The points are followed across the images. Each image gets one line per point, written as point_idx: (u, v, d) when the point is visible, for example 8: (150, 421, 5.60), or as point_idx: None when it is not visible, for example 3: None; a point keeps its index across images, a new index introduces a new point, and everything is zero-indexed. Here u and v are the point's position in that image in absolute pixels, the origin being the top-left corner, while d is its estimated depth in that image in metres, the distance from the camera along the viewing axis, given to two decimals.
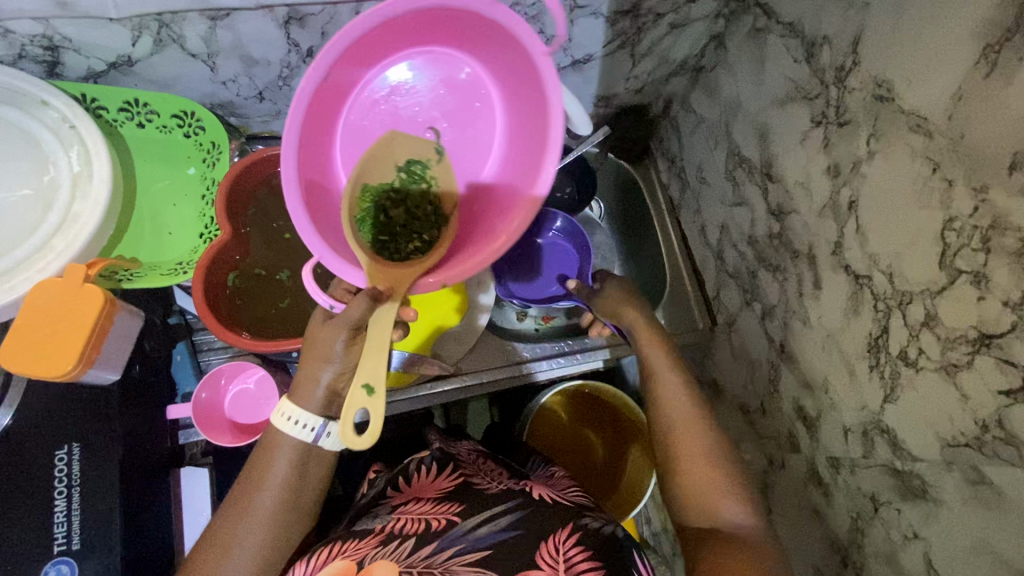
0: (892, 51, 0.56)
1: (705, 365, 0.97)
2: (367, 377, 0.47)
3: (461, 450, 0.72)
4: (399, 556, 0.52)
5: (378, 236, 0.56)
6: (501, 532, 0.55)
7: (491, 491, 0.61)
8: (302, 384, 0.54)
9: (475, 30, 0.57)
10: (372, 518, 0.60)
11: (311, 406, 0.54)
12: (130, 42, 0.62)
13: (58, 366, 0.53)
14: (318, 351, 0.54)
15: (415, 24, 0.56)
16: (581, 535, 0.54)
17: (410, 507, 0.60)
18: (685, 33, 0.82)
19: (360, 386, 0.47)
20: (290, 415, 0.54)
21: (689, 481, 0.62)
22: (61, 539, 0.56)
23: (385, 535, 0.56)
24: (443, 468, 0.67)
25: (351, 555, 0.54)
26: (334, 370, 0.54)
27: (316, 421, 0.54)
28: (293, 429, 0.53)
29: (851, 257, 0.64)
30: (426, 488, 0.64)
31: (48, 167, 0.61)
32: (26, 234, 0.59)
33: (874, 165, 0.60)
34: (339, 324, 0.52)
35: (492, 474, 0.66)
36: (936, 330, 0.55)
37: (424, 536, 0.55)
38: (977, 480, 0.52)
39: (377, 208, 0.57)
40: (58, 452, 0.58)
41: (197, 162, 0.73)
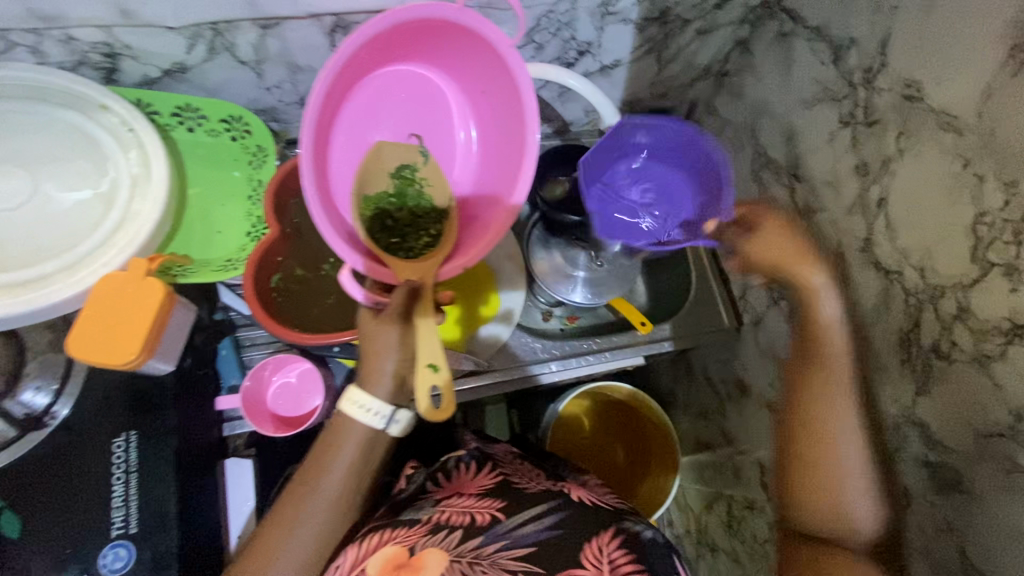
0: (920, 52, 0.58)
1: (730, 364, 0.97)
2: (430, 357, 0.52)
3: (498, 451, 0.73)
4: (449, 545, 0.55)
5: (390, 238, 0.61)
6: (544, 532, 0.55)
7: (532, 490, 0.61)
8: (371, 372, 0.56)
9: (442, 35, 0.63)
10: (418, 509, 0.61)
11: (381, 393, 0.56)
12: (185, 50, 0.66)
13: (122, 356, 0.56)
14: (373, 345, 0.56)
15: (391, 37, 0.61)
16: (625, 536, 0.55)
17: (454, 500, 0.61)
18: (711, 38, 0.84)
19: (427, 365, 0.52)
20: (361, 404, 0.56)
21: (828, 500, 0.57)
22: (120, 523, 0.58)
23: (432, 525, 0.57)
24: (483, 466, 0.67)
25: (402, 541, 0.56)
26: (396, 357, 0.55)
27: (386, 409, 0.56)
28: (363, 415, 0.56)
29: (881, 253, 0.66)
30: (467, 484, 0.64)
31: (107, 168, 0.64)
32: (87, 231, 0.62)
33: (903, 163, 0.62)
34: (391, 317, 0.55)
35: (531, 474, 0.67)
36: (969, 323, 0.56)
37: (471, 529, 0.56)
38: (1012, 468, 0.53)
39: (384, 212, 0.62)
40: (116, 440, 0.61)
41: (243, 165, 0.76)
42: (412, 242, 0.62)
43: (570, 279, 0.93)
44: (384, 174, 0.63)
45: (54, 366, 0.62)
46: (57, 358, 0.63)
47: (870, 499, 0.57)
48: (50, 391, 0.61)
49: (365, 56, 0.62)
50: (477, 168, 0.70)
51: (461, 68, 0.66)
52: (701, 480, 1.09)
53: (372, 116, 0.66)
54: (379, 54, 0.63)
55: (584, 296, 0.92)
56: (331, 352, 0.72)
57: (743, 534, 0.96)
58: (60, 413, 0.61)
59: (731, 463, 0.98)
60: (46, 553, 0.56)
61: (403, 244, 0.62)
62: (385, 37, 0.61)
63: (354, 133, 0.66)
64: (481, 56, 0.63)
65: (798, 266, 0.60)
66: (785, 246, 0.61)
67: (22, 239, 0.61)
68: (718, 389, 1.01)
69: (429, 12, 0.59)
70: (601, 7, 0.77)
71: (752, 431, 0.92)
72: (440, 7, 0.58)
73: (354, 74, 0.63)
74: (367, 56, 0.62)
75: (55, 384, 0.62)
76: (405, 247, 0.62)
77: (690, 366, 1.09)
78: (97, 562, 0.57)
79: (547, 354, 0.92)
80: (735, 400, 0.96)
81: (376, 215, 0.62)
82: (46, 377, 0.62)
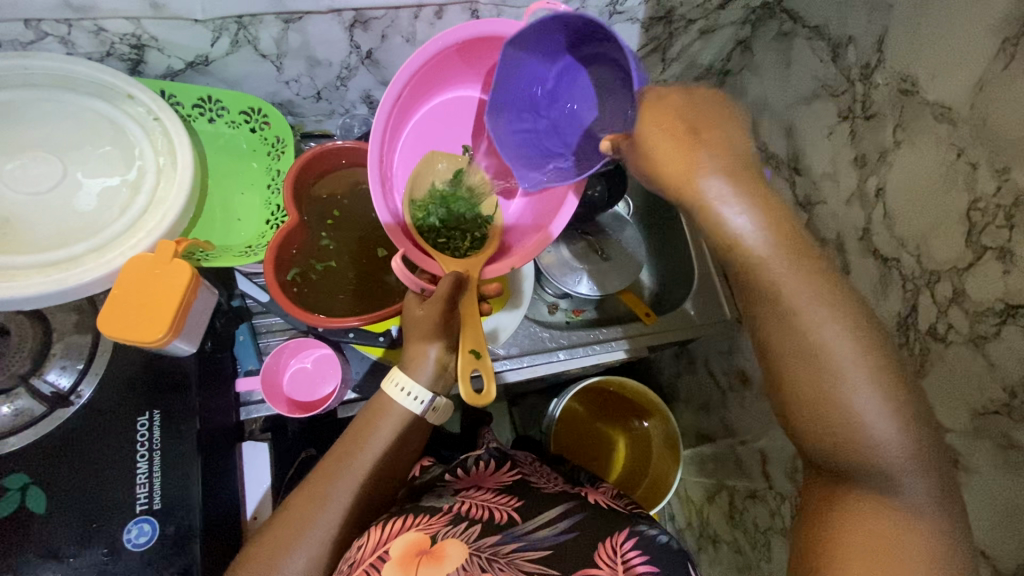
0: (917, 49, 0.61)
1: (732, 355, 0.99)
2: (472, 344, 0.59)
3: (517, 454, 0.75)
4: (467, 539, 0.55)
5: (437, 238, 0.68)
6: (561, 535, 0.57)
7: (549, 491, 0.64)
8: (414, 359, 0.62)
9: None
10: (437, 498, 0.62)
11: (422, 379, 0.61)
12: (209, 43, 0.68)
13: (150, 333, 0.59)
14: (420, 329, 0.61)
15: (465, 53, 0.66)
16: (639, 538, 0.57)
17: (472, 492, 0.63)
18: (713, 39, 0.87)
19: (470, 352, 0.58)
20: (402, 386, 0.62)
21: (829, 432, 0.44)
22: (144, 499, 0.60)
23: (453, 515, 0.58)
24: (501, 465, 0.70)
25: (424, 529, 0.56)
26: (439, 345, 0.61)
27: (426, 394, 0.62)
28: (405, 398, 0.61)
29: (879, 241, 0.68)
30: (485, 478, 0.67)
31: (134, 157, 0.66)
32: (114, 215, 0.64)
33: (900, 154, 0.64)
34: (433, 304, 0.59)
35: (548, 476, 0.70)
36: (964, 305, 0.58)
37: (490, 526, 0.57)
38: (1007, 445, 0.55)
39: (431, 212, 0.68)
40: (140, 418, 0.62)
41: (261, 156, 0.78)
42: (458, 242, 0.69)
43: (575, 271, 0.94)
44: (431, 181, 0.70)
45: (79, 347, 0.64)
46: (83, 339, 0.64)
47: (896, 420, 0.43)
48: (74, 371, 0.63)
49: (439, 68, 0.66)
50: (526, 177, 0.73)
51: None
52: (703, 473, 1.10)
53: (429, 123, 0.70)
54: (444, 64, 0.66)
55: (590, 287, 0.94)
56: (347, 338, 0.75)
57: (745, 523, 0.98)
58: (84, 393, 0.62)
59: (733, 455, 0.99)
60: (73, 527, 0.58)
61: (450, 241, 0.68)
62: (458, 51, 0.65)
63: (421, 140, 0.70)
64: None
65: (677, 160, 0.47)
66: (669, 147, 0.48)
67: (50, 222, 0.62)
68: (720, 380, 1.03)
69: (503, 31, 0.63)
70: (609, 6, 0.77)
71: (754, 421, 0.94)
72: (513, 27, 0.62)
73: (429, 85, 0.68)
74: (433, 65, 0.65)
75: (80, 364, 0.63)
76: (450, 246, 0.68)
77: (691, 359, 1.12)
78: (121, 537, 0.59)
79: (553, 342, 0.94)
80: (737, 390, 0.98)
81: (425, 219, 0.68)
82: (71, 357, 0.63)
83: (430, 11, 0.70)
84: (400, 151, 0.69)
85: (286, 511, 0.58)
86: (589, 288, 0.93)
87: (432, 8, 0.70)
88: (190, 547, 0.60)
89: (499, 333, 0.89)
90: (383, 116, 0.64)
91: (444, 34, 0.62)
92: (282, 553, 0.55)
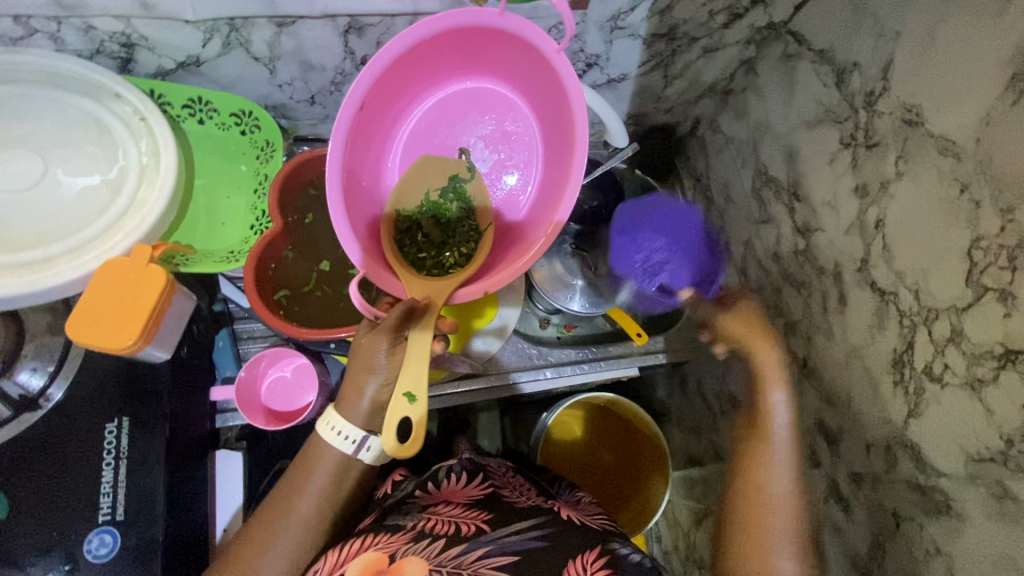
0: (922, 78, 0.58)
1: (725, 380, 0.97)
2: (409, 386, 0.54)
3: (491, 462, 0.74)
4: (429, 554, 0.55)
5: (418, 254, 0.66)
6: (530, 542, 0.57)
7: (521, 504, 0.63)
8: (347, 399, 0.57)
9: (496, 44, 0.64)
10: (403, 515, 0.62)
11: (355, 420, 0.57)
12: (201, 44, 0.66)
13: (119, 340, 0.58)
14: (361, 363, 0.56)
15: (441, 47, 0.64)
16: (611, 558, 0.56)
17: (440, 508, 0.62)
18: (717, 57, 0.86)
19: (404, 395, 0.53)
20: (335, 426, 0.58)
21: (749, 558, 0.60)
22: (107, 509, 0.59)
23: (416, 532, 0.58)
24: (473, 477, 0.68)
25: (383, 547, 0.57)
26: (378, 382, 0.57)
27: (358, 435, 0.58)
28: (336, 440, 0.58)
29: (877, 274, 0.65)
30: (456, 493, 0.65)
31: (118, 156, 0.64)
32: (94, 215, 0.63)
33: (901, 186, 0.62)
34: (379, 337, 0.55)
35: (521, 489, 0.68)
36: (962, 346, 0.56)
37: (455, 538, 0.57)
38: (1002, 494, 0.53)
39: (414, 224, 0.67)
40: (108, 425, 0.61)
41: (250, 159, 0.77)
42: (445, 257, 0.66)
43: (568, 287, 0.93)
44: (424, 190, 0.68)
45: (51, 348, 0.63)
46: (55, 341, 0.63)
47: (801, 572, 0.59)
48: (45, 373, 0.62)
49: (419, 63, 0.64)
50: (532, 187, 0.70)
51: (513, 70, 0.67)
52: (691, 495, 1.08)
53: (427, 127, 0.71)
54: (424, 59, 0.64)
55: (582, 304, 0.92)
56: (328, 347, 0.73)
57: None
58: (54, 396, 0.61)
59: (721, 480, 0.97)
60: (32, 536, 0.57)
61: (436, 258, 0.66)
62: (433, 46, 0.63)
63: (412, 143, 0.71)
64: (535, 65, 0.64)
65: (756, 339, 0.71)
66: (745, 315, 0.74)
67: (28, 220, 0.61)
68: (711, 404, 1.01)
69: (476, 19, 0.60)
70: (611, 21, 0.76)
71: None
72: (485, 14, 0.59)
73: (411, 82, 0.67)
74: (411, 60, 0.63)
75: (51, 366, 0.62)
76: (436, 262, 0.66)
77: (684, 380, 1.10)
78: (81, 548, 0.57)
79: (541, 360, 0.93)
80: (729, 415, 0.96)
81: (406, 228, 0.67)
82: (42, 358, 0.62)
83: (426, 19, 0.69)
84: (391, 157, 0.71)
85: (249, 531, 0.58)
86: (580, 304, 0.91)
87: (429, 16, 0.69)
88: (151, 562, 0.58)
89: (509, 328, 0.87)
90: (347, 121, 0.61)
91: (415, 26, 0.59)
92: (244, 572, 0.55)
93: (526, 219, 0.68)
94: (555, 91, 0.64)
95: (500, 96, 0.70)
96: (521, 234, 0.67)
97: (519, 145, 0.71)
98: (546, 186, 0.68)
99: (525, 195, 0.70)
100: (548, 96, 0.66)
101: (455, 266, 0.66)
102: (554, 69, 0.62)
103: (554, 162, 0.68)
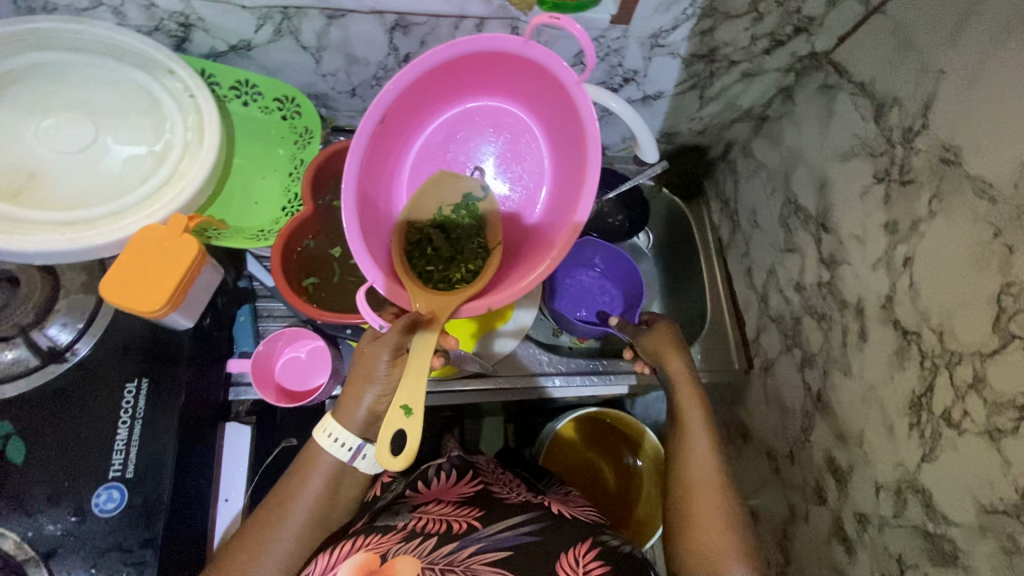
0: (962, 117, 0.57)
1: (736, 408, 0.95)
2: (405, 398, 0.52)
3: (479, 460, 0.74)
4: (421, 552, 0.56)
5: (426, 267, 0.65)
6: (521, 537, 0.57)
7: (511, 500, 0.63)
8: (347, 406, 0.58)
9: (518, 69, 0.65)
10: (394, 515, 0.62)
11: (351, 426, 0.58)
12: (253, 30, 0.69)
13: (149, 304, 0.60)
14: (362, 371, 0.58)
15: (463, 69, 0.65)
16: (601, 549, 0.57)
17: (431, 507, 0.63)
18: (756, 82, 0.86)
19: (400, 407, 0.52)
20: (333, 434, 0.58)
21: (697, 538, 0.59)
22: (118, 466, 0.60)
23: (407, 531, 0.59)
24: (462, 475, 0.69)
25: (374, 548, 0.57)
26: (376, 392, 0.58)
27: (355, 441, 0.58)
28: (332, 447, 0.58)
29: (901, 312, 0.64)
30: (446, 491, 0.66)
31: (164, 129, 0.67)
32: (136, 183, 0.65)
33: (933, 226, 0.61)
34: (381, 347, 0.57)
35: (511, 485, 0.69)
36: (983, 394, 0.54)
37: (445, 535, 0.58)
38: (1013, 549, 0.51)
39: (425, 238, 0.67)
40: (128, 385, 0.63)
41: (288, 144, 0.80)
42: (453, 272, 0.66)
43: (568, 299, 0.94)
44: (438, 205, 0.69)
45: (82, 306, 0.65)
46: (86, 299, 0.66)
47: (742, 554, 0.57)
48: (74, 329, 0.64)
49: (440, 82, 0.65)
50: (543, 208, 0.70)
51: (530, 95, 0.68)
52: None
53: (442, 145, 0.71)
54: (445, 78, 0.65)
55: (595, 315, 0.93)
56: (344, 333, 0.75)
57: None
58: (80, 351, 0.64)
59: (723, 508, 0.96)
60: (45, 484, 0.59)
61: (443, 272, 0.65)
62: (456, 66, 0.64)
63: (427, 158, 0.71)
64: (554, 91, 0.64)
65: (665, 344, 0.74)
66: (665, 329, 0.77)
67: (74, 181, 0.64)
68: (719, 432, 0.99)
69: (500, 45, 0.62)
70: (651, 39, 0.77)
71: (749, 477, 0.90)
72: (509, 41, 0.61)
73: (431, 100, 0.67)
74: (432, 79, 0.64)
75: (80, 323, 0.64)
76: (443, 276, 0.65)
77: None
78: (89, 501, 0.59)
79: (551, 367, 0.93)
80: (735, 443, 0.94)
81: (416, 242, 0.67)
82: (73, 315, 0.65)
83: (471, 23, 0.71)
84: (404, 171, 0.71)
85: (245, 534, 0.57)
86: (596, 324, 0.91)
87: (474, 20, 0.71)
88: (153, 522, 0.60)
89: (526, 330, 0.88)
90: (367, 134, 0.62)
91: (440, 48, 0.60)
92: (243, 559, 0.55)
93: (533, 239, 0.68)
94: (572, 119, 0.64)
95: (518, 119, 0.70)
96: (527, 254, 0.67)
97: (531, 168, 0.71)
98: (556, 207, 0.68)
99: (535, 215, 0.70)
100: (563, 125, 0.66)
101: (461, 281, 0.65)
102: (572, 98, 0.62)
103: (565, 185, 0.67)
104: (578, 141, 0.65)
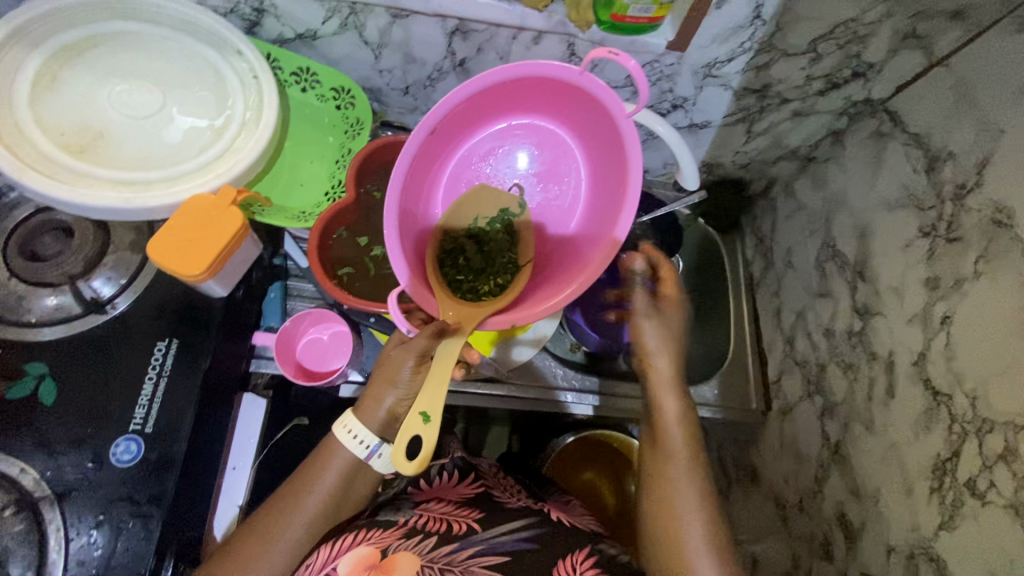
0: (1019, 179, 0.56)
1: (748, 450, 0.93)
2: (425, 406, 0.53)
3: (483, 463, 0.74)
4: (421, 551, 0.56)
5: (455, 276, 0.66)
6: (520, 543, 0.57)
7: (512, 505, 0.63)
8: (367, 404, 0.59)
9: (569, 97, 0.66)
10: (396, 511, 0.62)
11: (371, 425, 0.59)
12: (320, 21, 0.72)
13: (190, 267, 0.63)
14: (387, 373, 0.58)
15: (516, 90, 0.66)
16: (598, 559, 0.56)
17: (432, 505, 0.63)
18: (806, 122, 0.85)
19: (420, 413, 0.53)
20: (351, 429, 0.59)
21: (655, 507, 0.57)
22: (139, 420, 0.63)
23: (408, 528, 0.59)
24: (465, 476, 0.69)
25: (375, 543, 0.58)
26: (397, 394, 0.59)
27: (372, 440, 0.59)
28: (350, 442, 0.58)
29: (933, 372, 0.62)
30: (448, 490, 0.66)
31: (226, 106, 0.70)
32: (192, 153, 0.68)
33: (977, 286, 0.59)
34: (408, 351, 0.57)
35: (512, 490, 0.68)
36: (1013, 466, 0.52)
37: (446, 535, 0.58)
38: None
39: (458, 247, 0.68)
40: (159, 343, 0.66)
41: (338, 132, 0.82)
42: (480, 284, 0.67)
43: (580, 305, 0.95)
44: (474, 216, 0.70)
45: (128, 263, 0.68)
46: (132, 257, 0.69)
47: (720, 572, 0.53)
48: (117, 284, 0.67)
49: (492, 100, 0.67)
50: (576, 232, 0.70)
51: (577, 121, 0.69)
52: None
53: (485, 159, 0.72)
54: (498, 97, 0.67)
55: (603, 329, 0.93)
56: (368, 321, 0.76)
57: None
58: (119, 306, 0.67)
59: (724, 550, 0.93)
60: (70, 427, 0.61)
61: (471, 283, 0.66)
62: (510, 87, 0.65)
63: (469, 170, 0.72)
64: (602, 121, 0.65)
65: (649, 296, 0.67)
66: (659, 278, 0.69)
67: (137, 145, 0.68)
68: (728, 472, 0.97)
69: (556, 73, 0.63)
70: (705, 68, 0.77)
71: (754, 522, 0.88)
72: (564, 70, 0.62)
73: (481, 116, 0.69)
74: (485, 96, 0.65)
75: (123, 279, 0.68)
76: (471, 286, 0.66)
77: None
78: (108, 450, 0.61)
79: (564, 381, 0.92)
80: (744, 485, 0.92)
81: (448, 250, 0.68)
82: (118, 270, 0.68)
83: (529, 35, 0.72)
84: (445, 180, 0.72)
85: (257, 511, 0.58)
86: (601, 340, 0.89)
87: (532, 33, 0.72)
88: (164, 479, 0.62)
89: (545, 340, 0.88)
90: (416, 142, 0.64)
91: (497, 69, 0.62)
92: (246, 527, 0.57)
93: (563, 261, 0.68)
94: (616, 149, 0.65)
95: (563, 143, 0.71)
96: (555, 274, 0.67)
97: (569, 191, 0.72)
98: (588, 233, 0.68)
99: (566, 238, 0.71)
100: (606, 154, 0.67)
101: (486, 294, 0.66)
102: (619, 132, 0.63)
103: (600, 214, 0.67)
104: (618, 173, 0.65)
